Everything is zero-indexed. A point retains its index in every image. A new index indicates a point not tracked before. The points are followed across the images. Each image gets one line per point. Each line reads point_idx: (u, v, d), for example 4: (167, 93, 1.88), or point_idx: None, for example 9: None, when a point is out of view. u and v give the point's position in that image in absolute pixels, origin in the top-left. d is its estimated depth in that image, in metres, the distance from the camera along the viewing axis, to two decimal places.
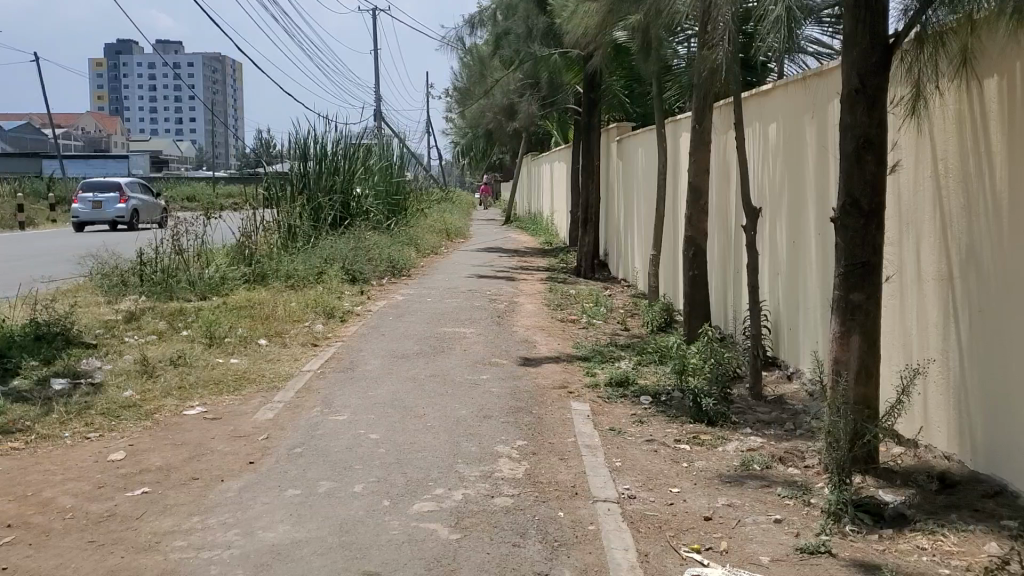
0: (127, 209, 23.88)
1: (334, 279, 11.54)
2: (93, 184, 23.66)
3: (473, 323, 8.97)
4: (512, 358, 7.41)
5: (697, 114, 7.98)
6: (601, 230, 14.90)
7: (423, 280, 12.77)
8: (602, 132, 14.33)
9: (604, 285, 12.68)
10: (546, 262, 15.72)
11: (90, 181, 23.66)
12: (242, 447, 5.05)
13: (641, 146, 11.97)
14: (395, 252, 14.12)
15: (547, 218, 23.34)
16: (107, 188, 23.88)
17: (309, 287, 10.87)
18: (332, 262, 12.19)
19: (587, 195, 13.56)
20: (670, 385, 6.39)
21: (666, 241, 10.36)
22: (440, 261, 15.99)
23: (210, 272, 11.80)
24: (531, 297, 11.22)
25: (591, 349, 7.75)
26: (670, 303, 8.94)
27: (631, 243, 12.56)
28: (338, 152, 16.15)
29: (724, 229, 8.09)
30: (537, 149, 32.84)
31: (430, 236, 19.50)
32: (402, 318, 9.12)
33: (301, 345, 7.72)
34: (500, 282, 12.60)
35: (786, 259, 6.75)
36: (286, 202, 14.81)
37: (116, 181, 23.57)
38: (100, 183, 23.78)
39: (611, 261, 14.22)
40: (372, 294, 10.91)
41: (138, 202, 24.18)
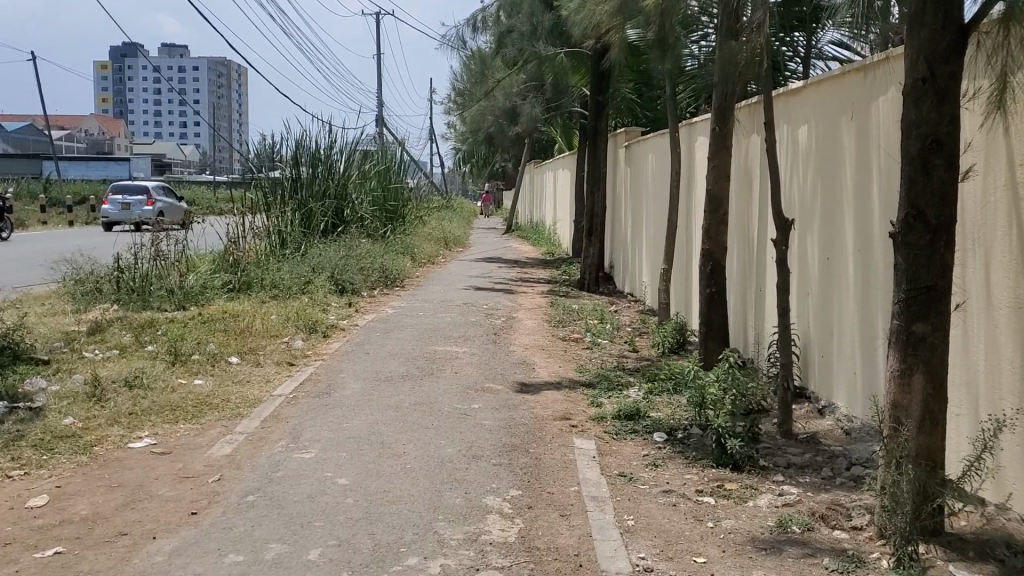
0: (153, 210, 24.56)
1: (321, 291, 10.79)
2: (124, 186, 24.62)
3: (467, 341, 8.22)
4: (509, 383, 6.66)
5: (718, 115, 7.26)
6: (607, 241, 14.17)
7: (417, 291, 12.04)
8: (609, 137, 13.60)
9: (610, 299, 11.94)
10: (547, 273, 15.00)
11: (119, 185, 24.69)
12: (186, 492, 4.29)
13: (651, 153, 11.28)
14: (388, 260, 13.39)
15: (549, 227, 22.65)
16: (136, 192, 24.83)
17: (294, 298, 10.14)
18: (320, 271, 11.46)
19: (593, 204, 12.83)
20: (687, 420, 5.64)
21: (678, 254, 9.64)
22: (436, 271, 15.27)
23: (189, 281, 11.09)
24: (531, 312, 10.48)
25: (597, 374, 7.00)
26: (684, 323, 8.20)
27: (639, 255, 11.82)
28: (332, 156, 15.43)
29: (748, 244, 7.39)
30: (540, 156, 32.20)
31: (428, 244, 18.77)
32: (390, 335, 8.37)
33: (275, 364, 6.96)
34: (499, 294, 11.86)
35: (818, 277, 6.03)
36: (276, 208, 14.08)
37: (145, 184, 24.58)
38: (129, 186, 24.78)
39: (616, 273, 13.49)
40: (361, 307, 10.17)
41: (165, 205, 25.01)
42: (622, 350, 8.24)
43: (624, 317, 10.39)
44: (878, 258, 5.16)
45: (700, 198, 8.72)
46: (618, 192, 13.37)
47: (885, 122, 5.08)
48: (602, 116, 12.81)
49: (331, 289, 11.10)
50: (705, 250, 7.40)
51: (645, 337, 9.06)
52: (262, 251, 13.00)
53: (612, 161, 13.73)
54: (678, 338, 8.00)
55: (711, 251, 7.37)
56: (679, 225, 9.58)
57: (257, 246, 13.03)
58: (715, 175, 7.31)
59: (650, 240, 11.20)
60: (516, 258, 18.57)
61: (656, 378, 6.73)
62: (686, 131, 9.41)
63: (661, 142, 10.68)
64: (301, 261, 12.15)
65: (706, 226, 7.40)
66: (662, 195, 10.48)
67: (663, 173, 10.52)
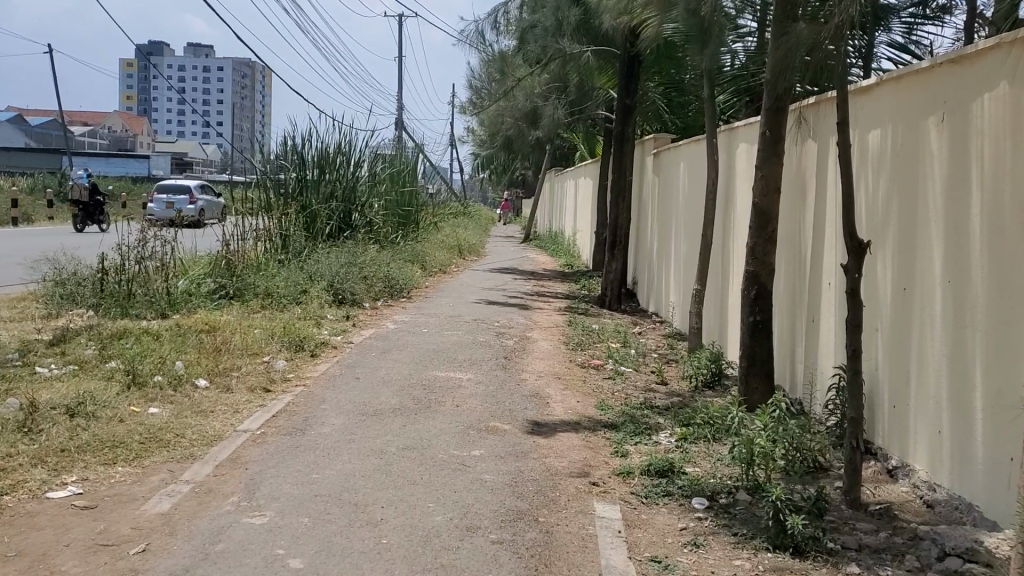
0: (197, 210, 24.63)
1: (316, 302, 9.85)
2: (168, 186, 24.58)
3: (474, 366, 7.26)
4: (518, 421, 5.69)
5: (772, 118, 6.29)
6: (630, 256, 13.19)
7: (423, 304, 11.10)
8: (637, 144, 12.65)
9: (632, 320, 10.96)
10: (565, 288, 14.02)
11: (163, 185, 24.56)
12: (100, 569, 3.36)
13: (684, 160, 10.32)
14: (395, 268, 12.46)
15: (568, 238, 21.70)
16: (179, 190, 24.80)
17: (286, 310, 9.21)
18: (319, 279, 10.54)
19: (617, 214, 11.86)
20: (733, 482, 4.62)
21: (713, 274, 8.66)
22: (447, 282, 14.34)
23: (177, 286, 10.21)
24: (547, 332, 9.50)
25: (623, 414, 6.01)
26: (721, 353, 7.20)
27: (668, 272, 10.83)
28: (340, 155, 14.52)
29: (799, 267, 6.41)
30: (560, 164, 31.28)
31: (440, 252, 17.82)
32: (387, 356, 7.41)
33: (248, 391, 6.01)
34: (512, 310, 10.90)
35: (892, 310, 5.04)
36: (279, 210, 13.18)
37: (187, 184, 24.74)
38: (173, 186, 24.71)
39: (639, 290, 12.52)
40: (359, 321, 9.20)
41: (207, 204, 25.01)
42: (648, 381, 7.25)
43: (649, 341, 9.41)
44: (977, 290, 4.17)
45: (743, 211, 7.76)
46: (645, 203, 12.39)
47: (992, 124, 4.10)
48: (630, 121, 11.83)
49: (328, 301, 10.15)
50: (750, 273, 6.41)
51: (674, 365, 8.06)
52: (261, 255, 12.10)
53: (639, 170, 12.76)
54: (713, 372, 6.99)
55: (757, 274, 6.37)
56: (716, 241, 8.60)
57: (257, 250, 12.14)
58: (764, 185, 6.35)
59: (680, 256, 10.22)
60: (532, 270, 17.61)
61: (692, 421, 5.73)
62: (726, 136, 8.48)
63: (695, 148, 9.74)
64: (301, 267, 11.25)
65: (751, 245, 6.41)
66: (695, 207, 9.51)
67: (696, 182, 9.56)
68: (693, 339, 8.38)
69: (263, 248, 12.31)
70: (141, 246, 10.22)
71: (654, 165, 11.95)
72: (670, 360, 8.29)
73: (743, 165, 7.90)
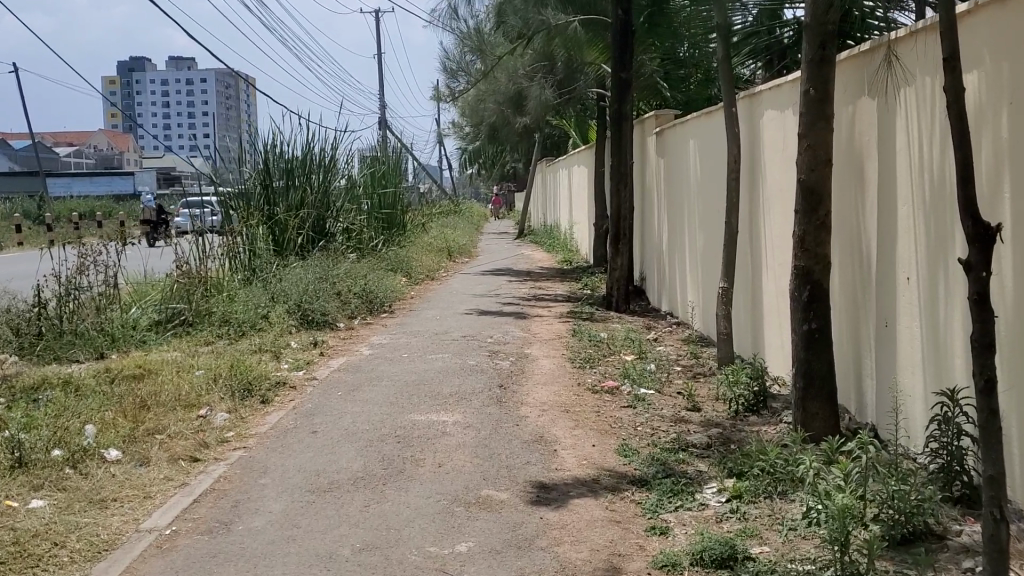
0: None
1: (279, 330, 8.50)
2: None
3: (463, 400, 5.91)
4: (519, 483, 4.35)
5: (820, 75, 4.95)
6: (635, 249, 11.85)
7: (406, 320, 9.75)
8: (636, 123, 11.30)
9: (645, 322, 9.62)
10: (566, 287, 12.67)
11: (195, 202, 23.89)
12: None
13: (693, 137, 8.99)
14: (373, 279, 11.12)
15: (565, 231, 20.38)
16: None
17: (243, 340, 7.86)
18: (282, 300, 9.19)
19: (620, 203, 10.51)
20: (822, 572, 3.28)
21: (741, 268, 7.32)
22: (434, 289, 12.99)
23: (120, 319, 8.87)
24: (548, 346, 8.15)
25: (653, 461, 4.67)
26: (763, 368, 5.85)
27: (683, 266, 9.48)
28: (309, 158, 13.15)
29: (862, 260, 5.09)
30: (553, 153, 29.90)
31: (427, 257, 16.43)
32: (354, 395, 6.08)
33: (168, 465, 4.67)
34: (507, 320, 9.56)
35: (1016, 319, 3.71)
36: (243, 223, 11.82)
37: None
38: None
39: (649, 286, 11.19)
40: (327, 348, 7.84)
41: None
42: (677, 407, 5.91)
43: (667, 350, 8.06)
44: None
45: (780, 191, 6.42)
46: (649, 188, 11.04)
47: None
48: (627, 96, 10.47)
49: (292, 326, 8.81)
50: (801, 270, 5.05)
51: (703, 381, 6.72)
52: (221, 276, 10.74)
53: (639, 153, 11.42)
54: (756, 394, 5.65)
55: (809, 271, 5.02)
56: (742, 230, 7.27)
57: (217, 270, 10.77)
58: (811, 158, 4.99)
59: (697, 248, 8.88)
60: (528, 269, 16.25)
61: (747, 470, 4.38)
62: (747, 104, 7.15)
63: (707, 122, 8.42)
64: (265, 286, 9.91)
65: (799, 234, 5.05)
66: (713, 191, 8.19)
67: (711, 162, 8.24)
68: (723, 347, 7.03)
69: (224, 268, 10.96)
70: (78, 275, 8.87)
71: (657, 146, 10.60)
72: (696, 375, 6.95)
73: (776, 135, 6.56)
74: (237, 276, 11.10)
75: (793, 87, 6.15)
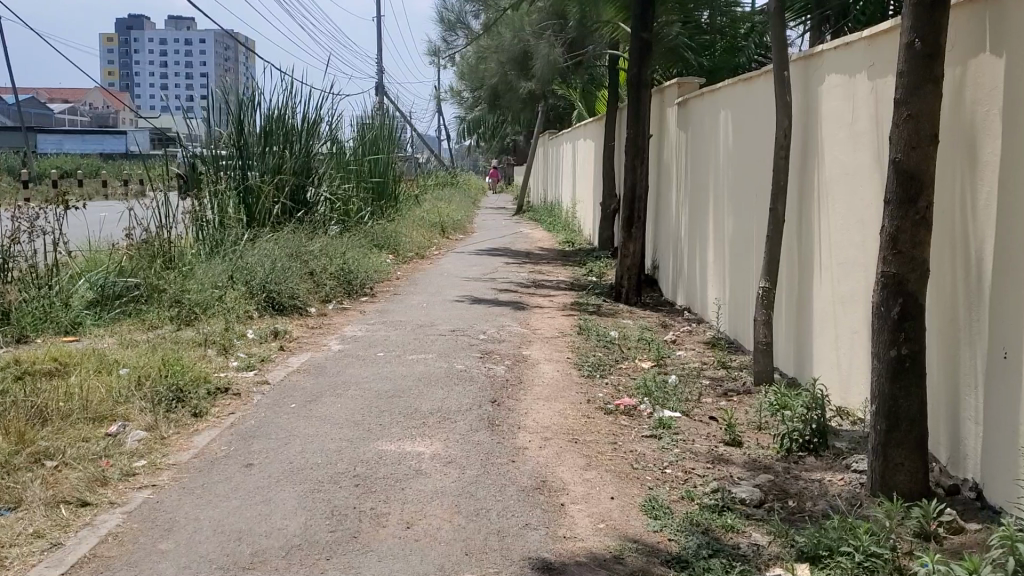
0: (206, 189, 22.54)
1: (236, 316, 7.27)
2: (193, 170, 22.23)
3: (445, 422, 4.72)
4: (514, 559, 3.19)
5: (933, 23, 3.72)
6: (648, 234, 10.62)
7: (387, 307, 8.56)
8: (656, 91, 10.07)
9: (660, 319, 8.43)
10: (569, 273, 11.48)
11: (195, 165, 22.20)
12: None
13: (724, 109, 7.78)
14: (353, 257, 9.89)
15: (568, 209, 19.16)
16: None
17: (192, 329, 6.65)
18: (244, 279, 7.96)
19: (635, 182, 9.28)
20: None
21: (786, 266, 6.14)
22: (423, 269, 11.77)
23: (50, 296, 7.65)
24: (551, 346, 6.97)
25: (693, 530, 3.50)
26: (823, 395, 4.68)
27: (706, 257, 8.30)
28: (289, 119, 11.87)
29: (969, 270, 3.90)
30: (556, 126, 28.57)
31: (418, 233, 15.17)
32: (312, 411, 4.88)
33: (44, 511, 3.49)
34: (504, 311, 8.37)
35: None
36: (212, 190, 10.58)
37: None
38: None
39: (663, 276, 9.97)
40: (286, 342, 6.63)
41: None
42: (713, 438, 4.74)
43: (689, 356, 6.87)
44: None
45: (848, 175, 5.21)
46: (667, 166, 9.82)
47: None
48: (647, 60, 9.22)
49: (252, 313, 7.60)
50: (891, 279, 3.86)
51: (738, 402, 5.55)
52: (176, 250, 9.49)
53: (656, 126, 10.18)
54: (814, 430, 4.49)
55: (903, 282, 3.82)
56: (789, 219, 6.07)
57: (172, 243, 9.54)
58: (914, 132, 3.78)
59: (725, 238, 7.70)
60: (527, 249, 15.00)
61: (826, 554, 3.20)
62: (803, 68, 5.92)
63: (745, 92, 7.20)
64: (226, 262, 8.69)
65: (890, 231, 3.85)
66: (750, 172, 6.98)
67: (750, 137, 7.03)
68: (762, 360, 5.86)
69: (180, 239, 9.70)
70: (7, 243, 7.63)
71: (679, 118, 9.37)
72: (728, 394, 5.78)
73: (840, 104, 5.35)
74: (201, 252, 9.84)
75: (870, 44, 4.91)
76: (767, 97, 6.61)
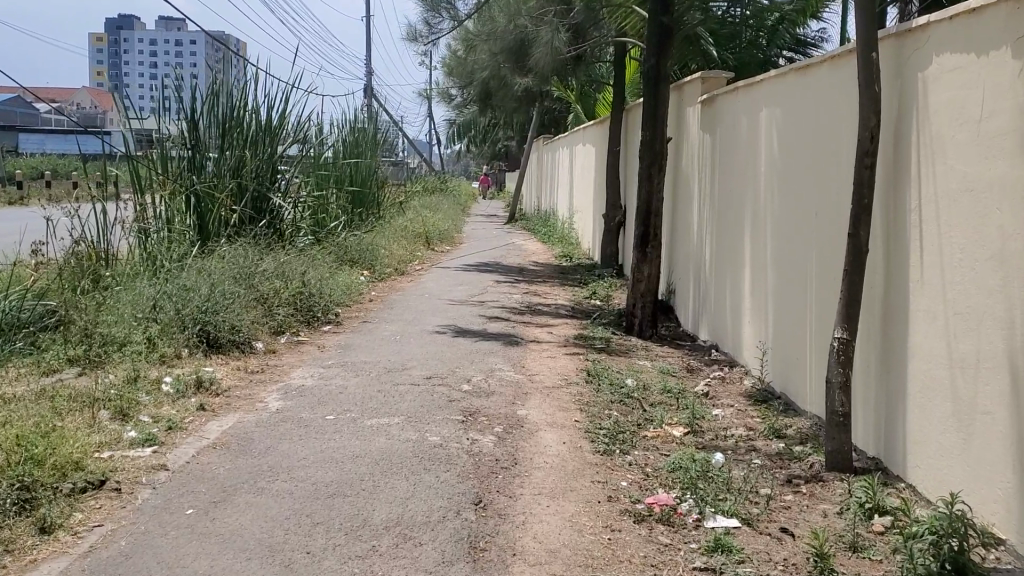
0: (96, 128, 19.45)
1: (151, 362, 5.72)
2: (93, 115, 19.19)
3: (406, 548, 3.21)
4: None
5: None
6: (663, 254, 9.13)
7: (351, 341, 7.06)
8: (674, 85, 8.61)
9: (683, 360, 6.96)
10: (568, 295, 10.03)
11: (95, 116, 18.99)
12: None
13: (766, 106, 6.33)
14: (317, 276, 8.39)
15: (565, 219, 17.77)
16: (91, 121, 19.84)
17: (88, 380, 5.12)
18: (172, 306, 6.42)
19: (651, 193, 7.78)
20: None
21: (866, 308, 4.67)
22: (403, 287, 10.32)
23: None
24: (553, 400, 5.49)
25: None
26: (957, 516, 3.21)
27: (738, 286, 6.84)
28: (253, 114, 10.34)
29: None
30: (551, 129, 27.23)
31: (399, 245, 13.63)
32: (212, 527, 3.36)
33: None
34: (493, 349, 6.88)
35: None
36: (155, 193, 9.05)
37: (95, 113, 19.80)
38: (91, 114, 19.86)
39: (680, 305, 8.50)
40: (208, 401, 5.10)
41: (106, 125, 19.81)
42: (794, 572, 3.27)
43: (729, 422, 5.39)
44: None
45: (974, 194, 3.75)
46: (687, 175, 8.35)
47: None
48: (669, 49, 7.75)
49: (176, 353, 6.06)
50: None
51: (811, 501, 4.09)
52: (96, 266, 7.95)
53: (674, 127, 8.72)
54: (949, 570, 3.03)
55: None
56: (870, 248, 4.61)
57: (92, 256, 8.02)
58: None
59: (765, 265, 6.24)
60: (520, 264, 13.51)
61: None
62: (895, 50, 4.45)
63: (799, 85, 5.75)
64: (160, 282, 7.14)
65: None
66: (807, 186, 5.53)
67: (806, 141, 5.58)
68: (838, 437, 4.41)
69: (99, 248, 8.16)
70: None
71: (703, 119, 7.89)
72: (794, 485, 4.31)
73: (958, 97, 3.87)
74: (136, 266, 8.29)
75: (1016, 10, 3.44)
76: (835, 89, 5.15)
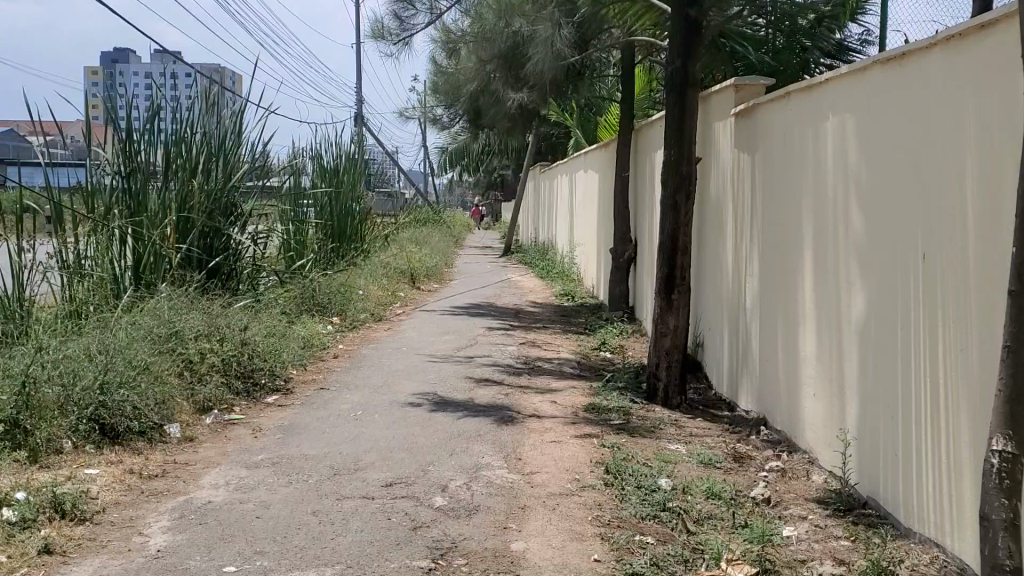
0: None
1: (6, 470, 4.13)
2: None
3: None
4: None
5: None
6: (689, 298, 7.58)
7: (296, 421, 5.48)
8: (702, 95, 7.11)
9: (725, 442, 5.40)
10: (572, 345, 8.49)
11: None
12: None
13: (829, 112, 4.88)
14: (266, 329, 6.81)
15: (564, 252, 16.32)
16: None
17: None
18: (59, 379, 4.78)
19: (678, 227, 6.24)
20: None
21: None
22: (378, 338, 8.77)
23: None
24: (561, 519, 3.92)
25: None
26: None
27: (796, 345, 5.30)
28: (209, 133, 8.70)
29: None
30: (548, 156, 25.85)
31: (379, 285, 12.07)
32: None
33: None
34: (481, 429, 5.30)
35: None
36: (88, 231, 7.36)
37: None
38: None
39: (712, 362, 6.95)
40: (62, 536, 3.52)
41: None
42: None
43: (808, 552, 3.81)
44: None
45: None
46: (718, 203, 6.82)
47: None
48: (697, 49, 6.28)
49: (48, 451, 4.47)
50: None
51: None
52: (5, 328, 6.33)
53: (701, 146, 7.25)
54: None
55: None
56: None
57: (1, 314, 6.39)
58: None
59: (841, 319, 4.72)
60: (516, 305, 11.99)
61: None
62: None
63: (883, 81, 4.31)
64: (56, 342, 5.46)
65: None
66: (907, 214, 4.07)
67: (901, 155, 4.13)
68: None
69: (9, 298, 6.49)
70: None
71: (738, 134, 6.39)
72: None
73: None
74: (58, 320, 6.68)
75: None
76: (948, 83, 3.71)
